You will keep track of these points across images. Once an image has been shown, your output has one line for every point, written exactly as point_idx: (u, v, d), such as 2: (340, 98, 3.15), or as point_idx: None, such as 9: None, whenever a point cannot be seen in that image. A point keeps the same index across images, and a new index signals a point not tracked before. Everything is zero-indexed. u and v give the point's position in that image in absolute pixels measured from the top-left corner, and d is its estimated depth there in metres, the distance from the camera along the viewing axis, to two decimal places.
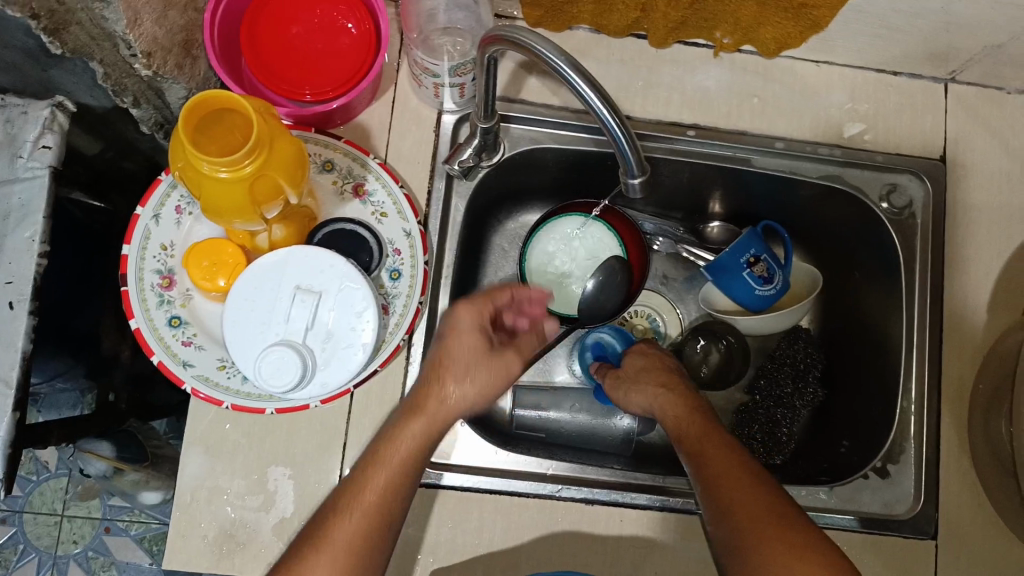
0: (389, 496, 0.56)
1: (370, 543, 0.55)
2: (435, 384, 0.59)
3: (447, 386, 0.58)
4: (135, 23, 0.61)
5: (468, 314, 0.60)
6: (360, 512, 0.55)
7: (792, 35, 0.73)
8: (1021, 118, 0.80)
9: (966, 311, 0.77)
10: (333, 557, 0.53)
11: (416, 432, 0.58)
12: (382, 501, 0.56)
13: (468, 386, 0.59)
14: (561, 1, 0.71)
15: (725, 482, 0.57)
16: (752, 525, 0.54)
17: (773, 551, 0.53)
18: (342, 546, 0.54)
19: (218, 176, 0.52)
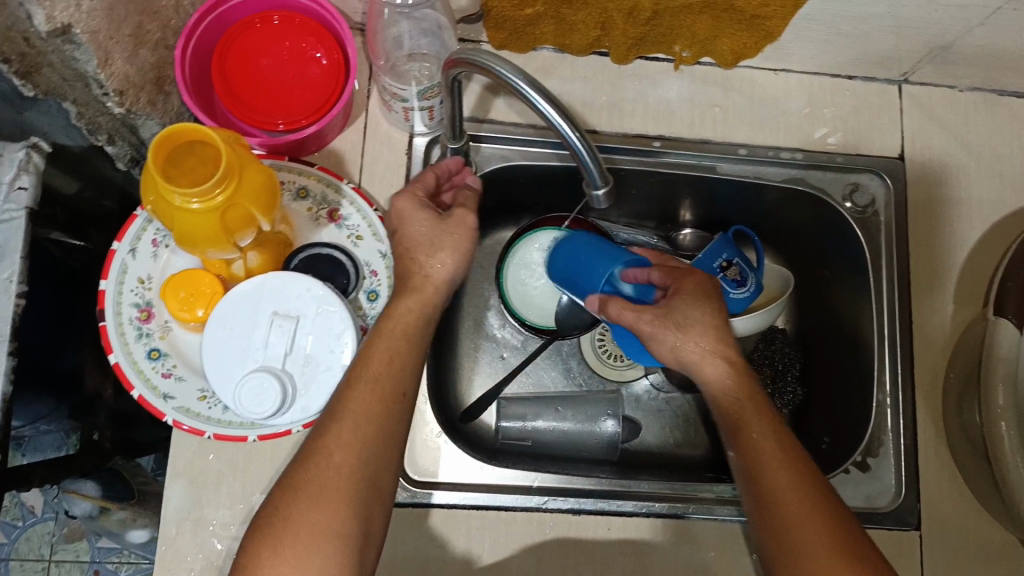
0: (396, 374, 0.60)
1: (392, 418, 0.59)
2: (415, 262, 0.65)
3: (425, 259, 0.64)
4: (106, 63, 0.62)
5: (409, 195, 0.66)
6: (374, 386, 0.59)
7: (748, 45, 0.76)
8: (974, 115, 0.83)
9: (935, 303, 0.79)
10: (359, 428, 0.57)
11: (413, 309, 0.63)
12: (392, 374, 0.60)
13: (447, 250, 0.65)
14: (523, 22, 0.73)
15: (773, 473, 0.57)
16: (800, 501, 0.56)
17: (823, 548, 0.53)
18: (365, 422, 0.58)
19: (190, 206, 0.53)
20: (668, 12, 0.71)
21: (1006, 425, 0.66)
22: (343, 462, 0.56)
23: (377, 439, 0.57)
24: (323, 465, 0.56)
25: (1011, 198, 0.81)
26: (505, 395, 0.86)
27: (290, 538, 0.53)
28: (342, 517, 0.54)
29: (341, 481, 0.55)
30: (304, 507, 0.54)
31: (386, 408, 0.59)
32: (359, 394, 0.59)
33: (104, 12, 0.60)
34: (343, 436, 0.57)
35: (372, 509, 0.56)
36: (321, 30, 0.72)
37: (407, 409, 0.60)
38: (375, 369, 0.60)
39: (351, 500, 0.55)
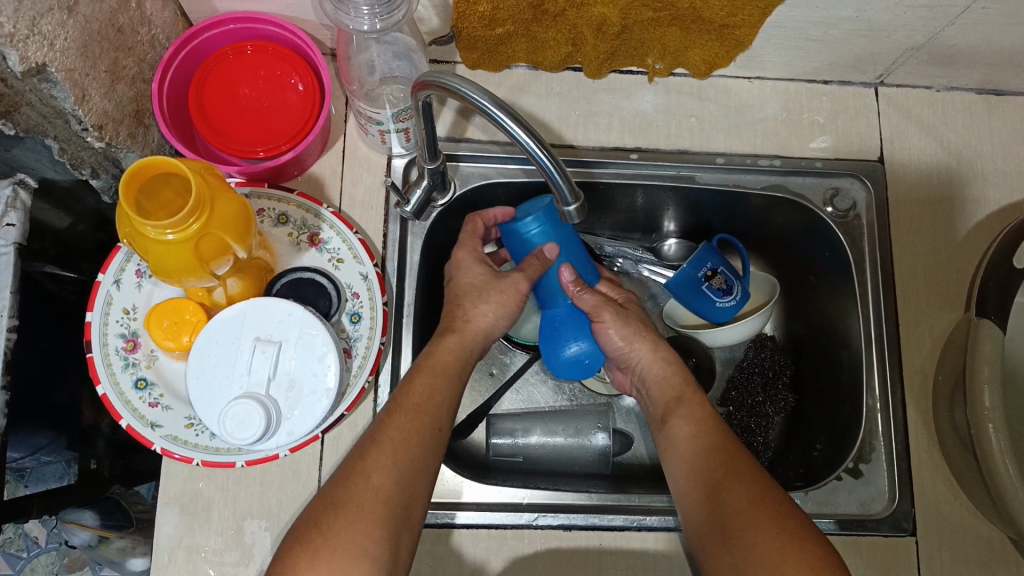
0: (433, 407, 0.62)
1: (426, 446, 0.60)
2: (461, 309, 0.70)
3: (470, 307, 0.69)
4: (84, 99, 0.64)
5: (468, 248, 0.73)
6: (413, 418, 0.61)
7: (720, 55, 0.76)
8: (951, 114, 0.83)
9: (920, 305, 0.79)
10: (397, 453, 0.58)
11: (454, 348, 0.67)
12: (427, 406, 0.62)
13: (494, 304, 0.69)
14: (494, 42, 0.74)
15: (720, 471, 0.59)
16: (738, 480, 0.58)
17: (762, 533, 0.54)
18: (403, 450, 0.58)
19: (165, 237, 0.54)
20: (636, 25, 0.71)
21: (993, 425, 0.65)
22: (381, 484, 0.56)
23: (412, 464, 0.58)
24: (361, 486, 0.56)
25: (993, 195, 0.81)
26: (496, 412, 0.86)
27: (327, 554, 0.52)
28: (376, 538, 0.54)
29: (378, 504, 0.55)
30: (343, 527, 0.54)
31: (421, 437, 0.60)
32: (398, 425, 0.60)
33: (78, 49, 0.61)
34: (381, 460, 0.57)
35: (403, 535, 0.55)
36: (295, 58, 0.74)
37: (439, 442, 0.61)
38: (415, 402, 0.62)
39: (387, 523, 0.55)
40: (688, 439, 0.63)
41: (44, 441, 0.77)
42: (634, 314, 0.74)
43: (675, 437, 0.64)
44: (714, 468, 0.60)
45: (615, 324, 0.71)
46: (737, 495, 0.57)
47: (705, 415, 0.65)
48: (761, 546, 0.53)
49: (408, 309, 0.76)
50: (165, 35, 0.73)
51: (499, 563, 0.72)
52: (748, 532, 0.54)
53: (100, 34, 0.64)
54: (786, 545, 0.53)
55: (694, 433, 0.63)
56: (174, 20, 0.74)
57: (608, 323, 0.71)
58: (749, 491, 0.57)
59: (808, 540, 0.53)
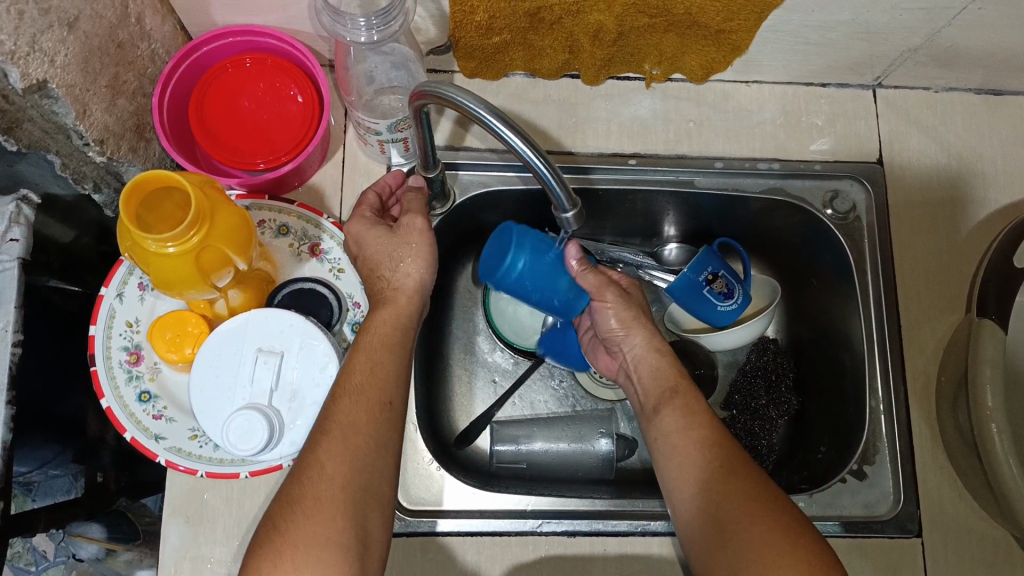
0: (377, 383, 0.60)
1: (380, 425, 0.58)
2: (382, 277, 0.66)
3: (389, 272, 0.65)
4: (84, 114, 0.64)
5: (358, 217, 0.67)
6: (359, 398, 0.59)
7: (717, 60, 0.76)
8: (950, 115, 0.83)
9: (922, 306, 0.79)
10: (347, 439, 0.57)
11: (388, 319, 0.64)
12: (376, 384, 0.60)
13: (414, 256, 0.65)
14: (491, 51, 0.75)
15: (716, 466, 0.58)
16: (736, 476, 0.57)
17: (759, 533, 0.54)
18: (353, 435, 0.57)
19: (166, 249, 0.54)
20: (633, 32, 0.72)
21: (997, 426, 0.65)
22: (334, 473, 0.55)
23: (370, 447, 0.57)
24: (315, 477, 0.55)
25: (992, 195, 0.81)
26: (499, 419, 0.86)
27: (288, 551, 0.52)
28: (339, 526, 0.54)
29: (335, 493, 0.55)
30: (301, 521, 0.53)
31: (374, 418, 0.58)
32: (345, 408, 0.59)
33: (78, 65, 0.62)
34: (332, 447, 0.56)
35: (366, 516, 0.55)
36: (294, 69, 0.74)
37: (396, 417, 0.60)
38: (357, 382, 0.60)
39: (346, 510, 0.54)
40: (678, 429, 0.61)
41: (50, 454, 0.76)
42: (635, 301, 0.70)
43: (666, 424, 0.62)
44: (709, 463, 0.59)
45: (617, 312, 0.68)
46: (733, 492, 0.56)
47: (696, 406, 0.63)
48: (757, 548, 0.53)
49: None
50: (165, 50, 0.74)
51: (504, 570, 0.72)
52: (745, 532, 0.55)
53: (100, 50, 0.64)
54: (783, 548, 0.53)
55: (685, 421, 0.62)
56: (174, 34, 0.75)
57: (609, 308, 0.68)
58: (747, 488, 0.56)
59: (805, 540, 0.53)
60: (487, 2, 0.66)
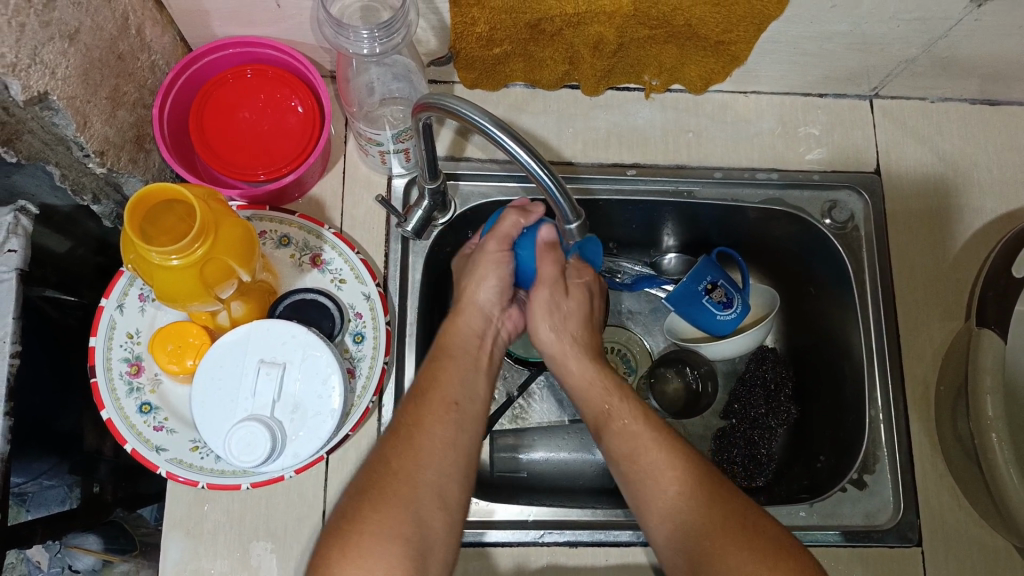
0: (444, 386, 0.63)
1: (447, 426, 0.61)
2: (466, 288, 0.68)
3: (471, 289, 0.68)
4: (85, 126, 0.64)
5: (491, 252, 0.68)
6: (430, 401, 0.62)
7: (716, 70, 0.77)
8: (945, 125, 0.84)
9: (919, 315, 0.79)
10: (414, 439, 0.59)
11: (461, 330, 0.68)
12: (441, 386, 0.63)
13: (485, 275, 0.68)
14: (491, 62, 0.75)
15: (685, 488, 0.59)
16: (730, 550, 0.55)
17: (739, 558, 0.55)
18: (420, 434, 0.59)
19: (170, 262, 0.54)
20: (633, 43, 0.72)
21: (997, 434, 0.65)
22: (402, 469, 0.57)
23: (441, 450, 0.59)
24: (385, 473, 0.57)
25: (988, 204, 0.82)
26: (500, 428, 0.86)
27: (354, 539, 0.53)
28: (402, 521, 0.55)
29: (403, 488, 0.56)
30: (369, 513, 0.55)
31: (442, 419, 0.61)
32: (413, 411, 0.61)
33: (79, 77, 0.62)
34: (399, 447, 0.59)
35: (428, 515, 0.56)
36: (294, 80, 0.74)
37: (463, 417, 0.62)
38: (426, 387, 0.63)
39: (409, 506, 0.56)
40: (663, 487, 0.60)
41: (47, 466, 0.76)
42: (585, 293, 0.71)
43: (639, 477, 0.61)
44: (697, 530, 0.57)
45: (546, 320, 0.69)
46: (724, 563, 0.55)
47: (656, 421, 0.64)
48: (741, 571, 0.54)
49: (411, 327, 0.75)
50: (165, 61, 0.74)
51: None
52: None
53: (101, 61, 0.64)
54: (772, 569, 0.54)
55: (668, 472, 0.60)
56: (174, 45, 0.75)
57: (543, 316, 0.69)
58: (741, 562, 0.55)
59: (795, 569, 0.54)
60: (488, 13, 0.67)
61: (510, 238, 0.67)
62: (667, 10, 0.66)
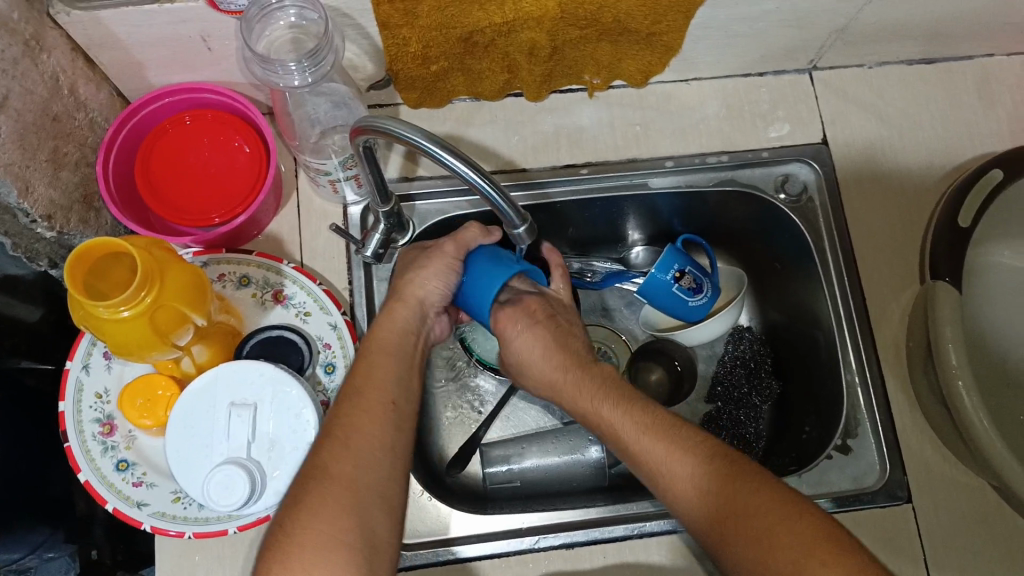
0: (380, 384, 0.62)
1: (384, 424, 0.60)
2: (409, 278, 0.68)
3: (416, 278, 0.68)
4: (27, 191, 0.64)
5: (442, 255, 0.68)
6: (360, 402, 0.61)
7: (653, 62, 0.78)
8: (886, 89, 0.85)
9: (883, 277, 0.80)
10: (352, 440, 0.59)
11: (398, 318, 0.67)
12: (376, 384, 0.62)
13: (433, 275, 0.68)
14: (431, 80, 0.76)
15: (678, 479, 0.59)
16: (743, 510, 0.55)
17: (758, 525, 0.54)
18: (355, 436, 0.59)
19: (119, 315, 0.54)
20: (566, 45, 0.73)
21: (963, 381, 0.66)
22: (340, 471, 0.57)
23: (378, 451, 0.59)
24: (322, 477, 0.57)
25: (937, 161, 0.83)
26: (487, 441, 0.86)
27: (297, 547, 0.53)
28: (345, 524, 0.54)
29: (343, 491, 0.56)
30: (308, 520, 0.54)
31: (379, 419, 0.60)
32: (347, 413, 0.61)
33: (14, 143, 0.62)
34: (336, 449, 0.58)
35: (371, 514, 0.56)
36: (236, 120, 0.75)
37: (400, 417, 0.62)
38: (358, 385, 0.62)
39: (351, 507, 0.55)
40: (676, 465, 0.59)
41: (40, 538, 0.76)
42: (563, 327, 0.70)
43: (653, 459, 0.60)
44: (710, 497, 0.57)
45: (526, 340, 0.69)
46: (736, 522, 0.55)
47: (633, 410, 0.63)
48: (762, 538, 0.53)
49: None
50: (105, 117, 0.74)
51: None
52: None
53: (36, 125, 0.64)
54: (782, 528, 0.53)
55: (680, 449, 0.59)
56: (111, 100, 0.75)
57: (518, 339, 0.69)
58: (761, 528, 0.53)
59: (800, 524, 0.53)
60: (418, 32, 0.67)
61: (467, 246, 0.69)
62: (593, 8, 0.67)
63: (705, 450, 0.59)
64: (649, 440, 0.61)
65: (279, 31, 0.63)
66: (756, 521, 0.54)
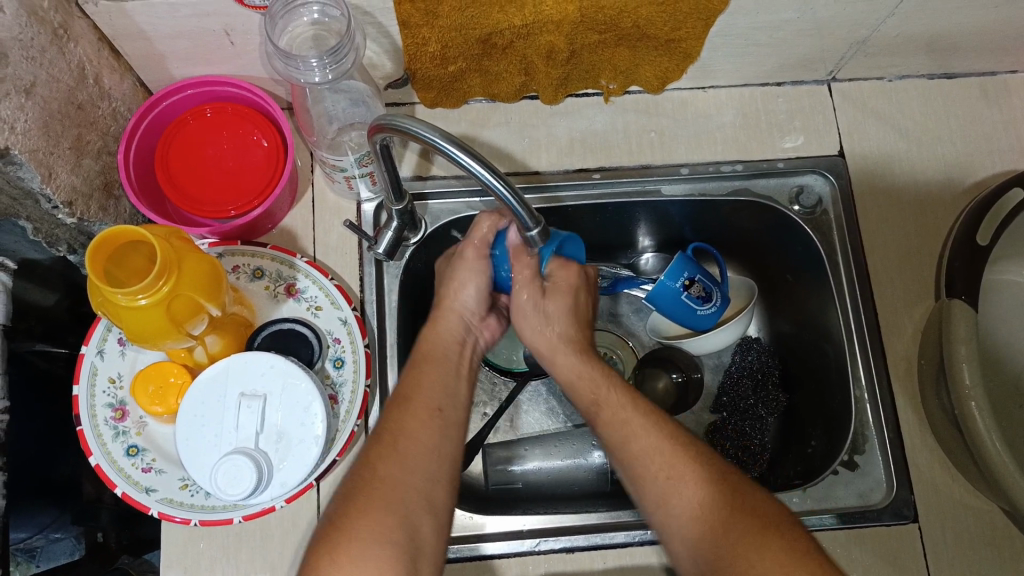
0: (427, 391, 0.63)
1: (430, 430, 0.61)
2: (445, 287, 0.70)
3: (450, 287, 0.69)
4: (50, 177, 0.65)
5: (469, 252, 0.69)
6: (410, 409, 0.62)
7: (671, 69, 0.78)
8: (904, 102, 0.85)
9: (896, 291, 0.79)
10: (399, 447, 0.60)
11: (442, 331, 0.68)
12: (425, 392, 0.63)
13: (464, 279, 0.69)
14: (448, 80, 0.76)
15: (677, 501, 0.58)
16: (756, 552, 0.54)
17: (764, 563, 0.54)
18: (405, 443, 0.60)
19: (137, 302, 0.54)
20: (585, 49, 0.73)
21: (975, 403, 0.66)
22: (388, 475, 0.58)
23: (425, 457, 0.60)
24: (372, 481, 0.58)
25: (955, 178, 0.82)
26: (491, 441, 0.86)
27: (344, 546, 0.54)
28: (391, 524, 0.56)
29: (387, 493, 0.57)
30: (358, 520, 0.56)
31: (425, 424, 0.61)
32: (395, 419, 0.62)
33: (40, 130, 0.63)
34: (385, 452, 0.60)
35: (417, 516, 0.57)
36: (255, 115, 0.76)
37: (446, 423, 0.62)
38: (406, 393, 0.64)
39: (398, 510, 0.57)
40: (686, 504, 0.58)
41: (48, 518, 0.77)
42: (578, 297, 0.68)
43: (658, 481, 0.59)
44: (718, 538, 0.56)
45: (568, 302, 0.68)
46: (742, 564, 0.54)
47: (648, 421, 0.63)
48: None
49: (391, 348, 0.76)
50: (127, 107, 0.75)
51: None
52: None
53: (61, 113, 0.65)
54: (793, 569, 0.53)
55: (688, 486, 0.59)
56: (134, 90, 0.76)
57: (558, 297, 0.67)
58: (765, 568, 0.54)
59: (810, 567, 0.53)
60: (437, 33, 0.68)
61: (487, 242, 0.68)
62: (613, 13, 0.67)
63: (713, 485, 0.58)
64: (660, 473, 0.60)
65: (301, 26, 0.64)
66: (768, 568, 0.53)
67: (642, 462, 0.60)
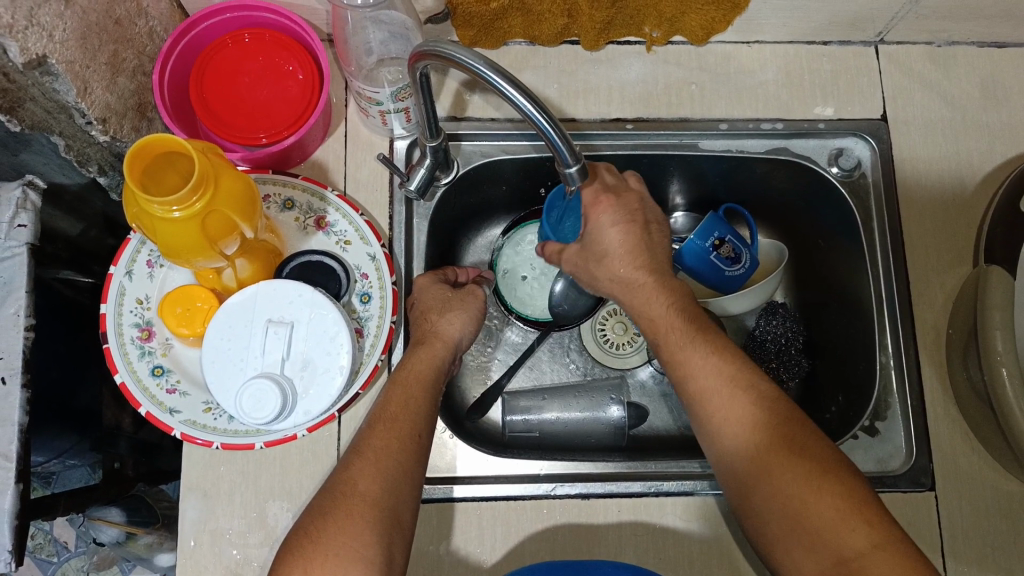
0: (411, 415, 0.63)
1: (408, 453, 0.60)
2: (428, 321, 0.71)
3: (436, 317, 0.71)
4: (85, 91, 0.64)
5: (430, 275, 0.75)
6: (392, 427, 0.62)
7: (716, 19, 0.76)
8: (952, 68, 0.83)
9: (931, 260, 0.78)
10: (381, 461, 0.59)
11: (426, 357, 0.68)
12: (409, 413, 0.63)
13: (452, 312, 0.72)
14: (489, 18, 0.74)
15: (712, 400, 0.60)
16: (778, 469, 0.55)
17: (772, 463, 0.56)
18: (386, 459, 0.59)
19: (172, 215, 0.54)
20: None
21: (1007, 370, 0.64)
22: (367, 490, 0.57)
23: (400, 475, 0.59)
24: (350, 494, 0.57)
25: (999, 148, 0.80)
26: (508, 390, 0.86)
27: (318, 560, 0.53)
28: (366, 539, 0.55)
29: (368, 509, 0.56)
30: (332, 533, 0.55)
31: (406, 447, 0.61)
32: (379, 437, 0.61)
33: (78, 41, 0.62)
34: (367, 468, 0.59)
35: (394, 538, 0.56)
36: (292, 43, 0.74)
37: (422, 450, 0.62)
38: (393, 411, 0.63)
39: (374, 526, 0.56)
40: (721, 410, 0.59)
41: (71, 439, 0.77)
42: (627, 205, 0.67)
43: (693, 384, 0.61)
44: (747, 453, 0.57)
45: (610, 213, 0.66)
46: (767, 478, 0.56)
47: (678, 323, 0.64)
48: (776, 475, 0.55)
49: None
50: (163, 28, 0.74)
51: (519, 538, 0.72)
52: (790, 550, 0.54)
53: (98, 25, 0.64)
54: (794, 471, 0.55)
55: (719, 392, 0.60)
56: (171, 12, 0.75)
57: (603, 210, 0.66)
58: (777, 470, 0.55)
59: (815, 468, 0.55)
60: None
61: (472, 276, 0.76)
62: None
63: (752, 403, 0.59)
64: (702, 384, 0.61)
65: None
66: (790, 481, 0.55)
67: (690, 378, 0.62)
